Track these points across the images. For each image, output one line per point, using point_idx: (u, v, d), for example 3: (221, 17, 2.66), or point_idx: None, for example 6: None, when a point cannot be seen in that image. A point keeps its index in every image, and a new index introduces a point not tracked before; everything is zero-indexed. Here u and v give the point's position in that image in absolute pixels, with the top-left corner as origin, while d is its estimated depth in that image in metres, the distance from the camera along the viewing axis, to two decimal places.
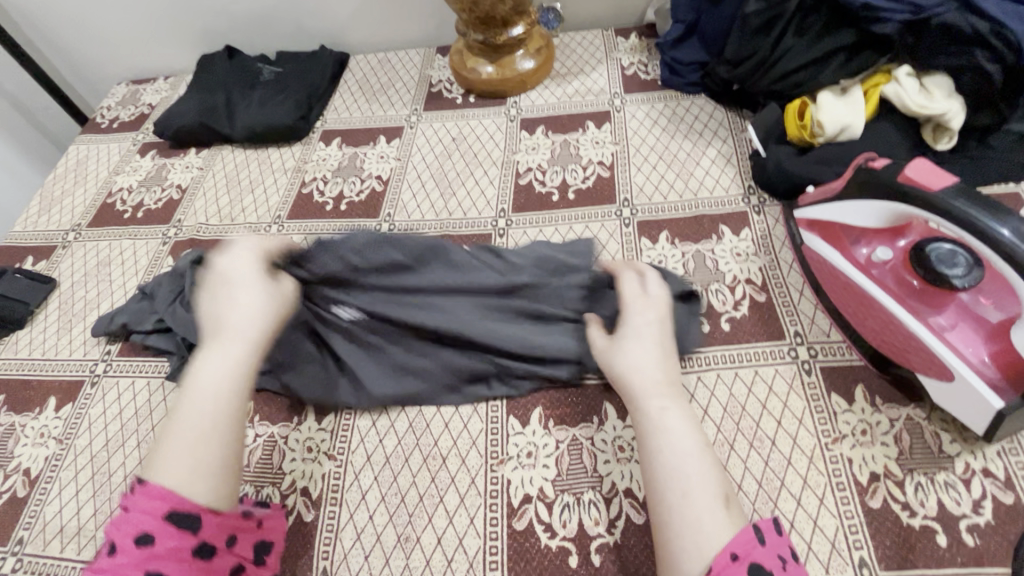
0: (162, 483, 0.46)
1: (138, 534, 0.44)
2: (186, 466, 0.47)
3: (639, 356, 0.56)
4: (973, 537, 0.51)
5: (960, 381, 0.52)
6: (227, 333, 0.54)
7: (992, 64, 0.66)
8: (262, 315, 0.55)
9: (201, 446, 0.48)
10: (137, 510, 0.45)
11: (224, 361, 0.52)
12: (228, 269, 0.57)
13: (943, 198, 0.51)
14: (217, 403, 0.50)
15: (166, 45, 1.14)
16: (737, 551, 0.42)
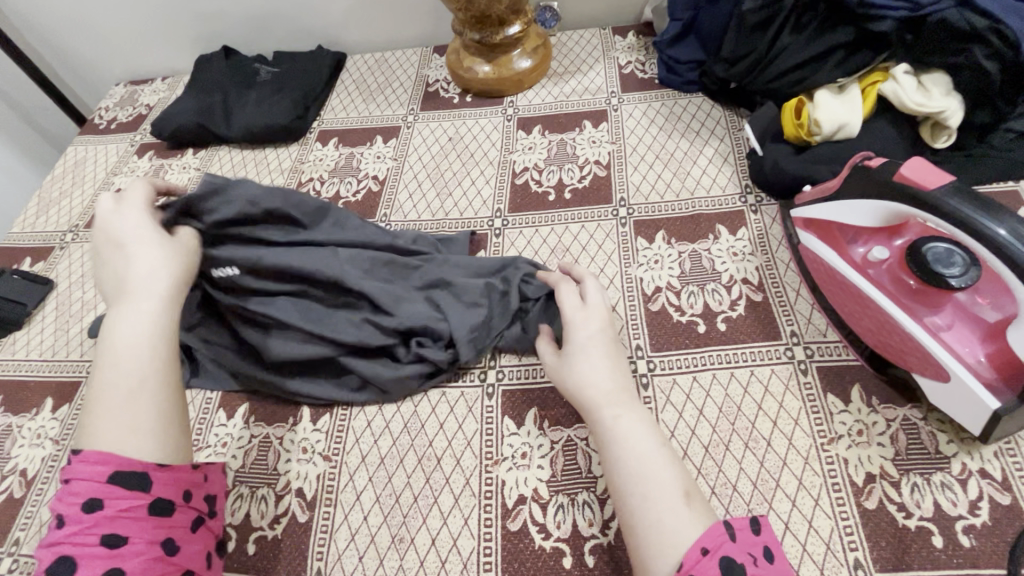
0: (99, 449, 0.44)
1: (84, 501, 0.42)
2: (124, 423, 0.46)
3: (586, 357, 0.55)
4: (969, 538, 0.50)
5: (956, 381, 0.51)
6: (135, 294, 0.50)
7: (991, 62, 0.65)
8: (168, 271, 0.52)
9: (135, 403, 0.47)
10: (78, 480, 0.43)
11: (142, 320, 0.49)
12: (121, 227, 0.54)
13: (939, 198, 0.51)
14: (145, 360, 0.48)
15: (164, 45, 1.14)
16: (707, 545, 0.41)
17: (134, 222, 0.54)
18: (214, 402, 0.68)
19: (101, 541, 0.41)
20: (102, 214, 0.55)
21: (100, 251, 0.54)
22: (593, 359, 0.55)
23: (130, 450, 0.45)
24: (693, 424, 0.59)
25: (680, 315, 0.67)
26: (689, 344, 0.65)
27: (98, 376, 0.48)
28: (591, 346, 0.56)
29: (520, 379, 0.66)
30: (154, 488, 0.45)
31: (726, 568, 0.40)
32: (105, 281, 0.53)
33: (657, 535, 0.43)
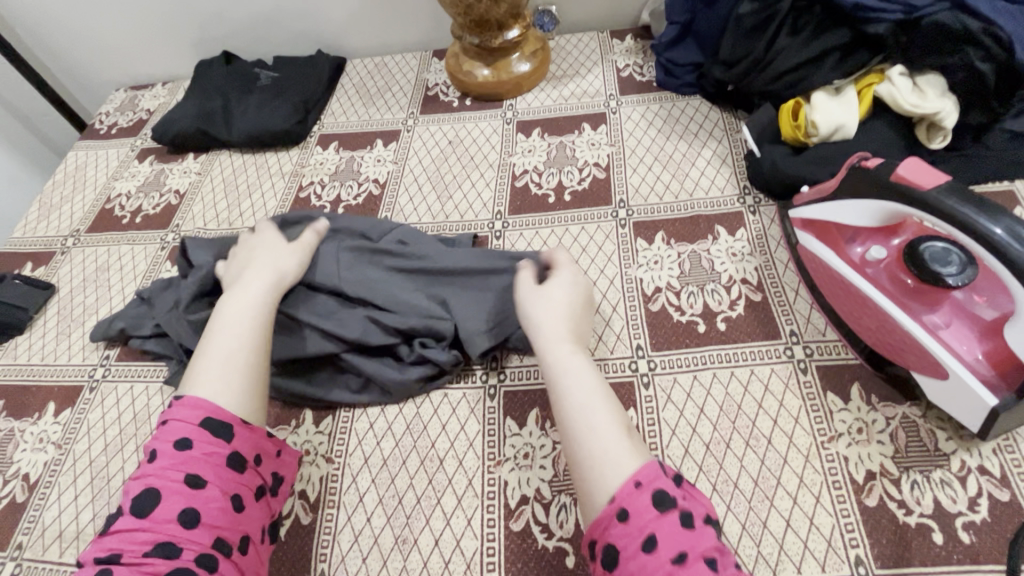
0: (197, 396, 0.51)
1: (176, 441, 0.48)
2: (219, 380, 0.52)
3: (545, 310, 0.58)
4: (969, 534, 0.51)
5: (955, 378, 0.52)
6: (246, 286, 0.61)
7: (984, 63, 0.66)
8: (277, 270, 0.63)
9: (228, 367, 0.53)
10: (177, 421, 0.50)
11: (246, 301, 0.59)
12: (254, 243, 0.68)
13: (937, 197, 0.51)
14: (243, 334, 0.56)
15: (165, 51, 1.15)
16: (640, 479, 0.44)
17: (264, 242, 0.68)
18: None
19: (185, 479, 0.47)
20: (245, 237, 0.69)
21: (234, 261, 0.66)
22: (552, 316, 0.58)
23: (222, 402, 0.51)
24: (694, 423, 0.60)
25: (680, 314, 0.68)
26: (689, 343, 0.66)
27: (204, 343, 0.56)
28: (552, 301, 0.59)
29: (522, 379, 0.66)
30: (236, 443, 0.50)
31: (656, 501, 0.43)
32: (230, 282, 0.64)
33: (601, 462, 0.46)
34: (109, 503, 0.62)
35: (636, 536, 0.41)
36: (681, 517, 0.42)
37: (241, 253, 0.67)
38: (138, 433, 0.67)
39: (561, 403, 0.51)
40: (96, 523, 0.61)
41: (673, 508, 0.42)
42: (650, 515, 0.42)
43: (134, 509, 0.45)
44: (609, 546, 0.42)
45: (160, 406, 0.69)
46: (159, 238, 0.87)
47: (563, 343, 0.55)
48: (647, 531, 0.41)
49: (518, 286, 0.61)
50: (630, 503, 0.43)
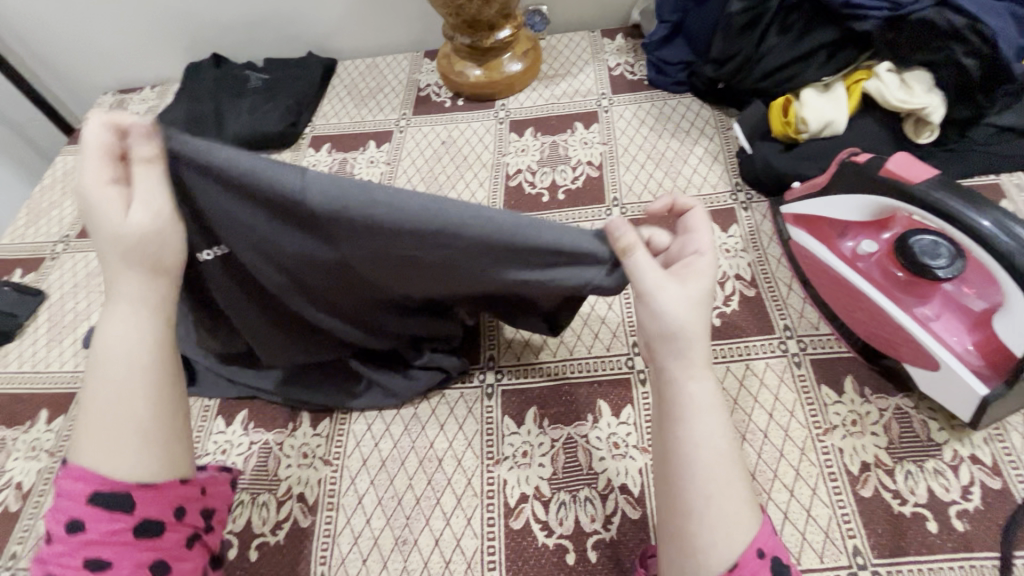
0: (82, 464, 0.43)
1: (69, 521, 0.42)
2: (104, 445, 0.43)
3: (678, 319, 0.45)
4: (963, 522, 0.51)
5: (946, 370, 0.52)
6: (119, 301, 0.46)
7: (970, 59, 0.67)
8: (160, 271, 0.46)
9: (116, 429, 0.43)
10: (66, 498, 0.42)
11: (128, 325, 0.45)
12: (88, 193, 0.44)
13: (923, 191, 0.52)
14: (125, 381, 0.44)
15: (153, 53, 1.14)
16: (763, 547, 0.39)
17: (102, 194, 0.44)
18: (212, 409, 0.68)
19: (86, 565, 0.40)
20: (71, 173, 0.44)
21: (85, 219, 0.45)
22: (697, 328, 0.45)
23: (115, 473, 0.43)
24: None
25: None
26: None
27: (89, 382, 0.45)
28: (688, 310, 0.45)
29: (519, 379, 0.66)
30: (143, 507, 0.43)
31: (776, 568, 0.39)
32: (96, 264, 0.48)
33: (721, 523, 0.40)
34: None
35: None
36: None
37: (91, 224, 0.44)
38: None
39: (685, 445, 0.42)
40: None
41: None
42: None
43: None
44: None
45: None
46: None
47: (693, 363, 0.45)
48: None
49: (649, 274, 0.46)
50: (751, 570, 0.38)
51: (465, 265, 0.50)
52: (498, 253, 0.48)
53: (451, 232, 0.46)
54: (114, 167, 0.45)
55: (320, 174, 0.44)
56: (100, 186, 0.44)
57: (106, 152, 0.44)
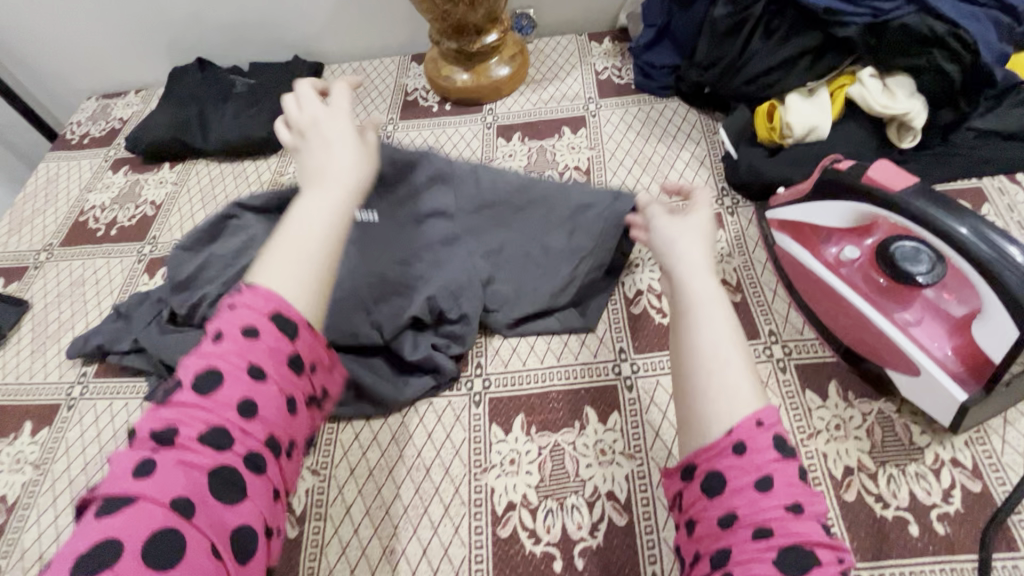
0: (270, 287, 0.42)
1: (242, 326, 0.41)
2: (294, 276, 0.43)
3: (682, 236, 0.50)
4: (944, 525, 0.52)
5: (926, 375, 0.53)
6: (324, 176, 0.48)
7: (951, 64, 0.68)
8: (355, 167, 0.50)
9: (298, 272, 0.43)
10: (244, 307, 0.41)
11: (322, 195, 0.47)
12: (318, 119, 0.52)
13: (904, 199, 0.53)
14: (313, 235, 0.45)
15: (137, 57, 1.13)
16: (763, 418, 0.38)
17: (337, 118, 0.52)
18: None
19: (248, 369, 0.40)
20: (299, 98, 0.53)
21: (302, 133, 0.52)
22: (692, 237, 0.50)
23: (293, 304, 0.43)
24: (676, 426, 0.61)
25: (661, 317, 0.69)
26: None
27: (272, 236, 0.46)
28: (693, 229, 0.50)
29: (506, 386, 0.66)
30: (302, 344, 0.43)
31: (779, 445, 0.37)
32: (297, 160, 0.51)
33: (723, 393, 0.40)
34: None
35: (750, 472, 0.37)
36: (797, 468, 0.37)
37: (311, 135, 0.51)
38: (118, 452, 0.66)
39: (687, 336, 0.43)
40: None
41: (793, 457, 0.37)
42: (770, 457, 0.37)
43: (188, 392, 0.39)
44: (713, 472, 0.38)
45: None
46: (136, 250, 0.86)
47: (700, 271, 0.47)
48: (764, 471, 0.36)
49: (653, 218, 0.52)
50: (748, 438, 0.37)
51: (525, 229, 0.71)
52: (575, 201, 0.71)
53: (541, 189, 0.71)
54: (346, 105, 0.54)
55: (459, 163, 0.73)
56: (318, 113, 0.52)
57: (343, 98, 0.54)
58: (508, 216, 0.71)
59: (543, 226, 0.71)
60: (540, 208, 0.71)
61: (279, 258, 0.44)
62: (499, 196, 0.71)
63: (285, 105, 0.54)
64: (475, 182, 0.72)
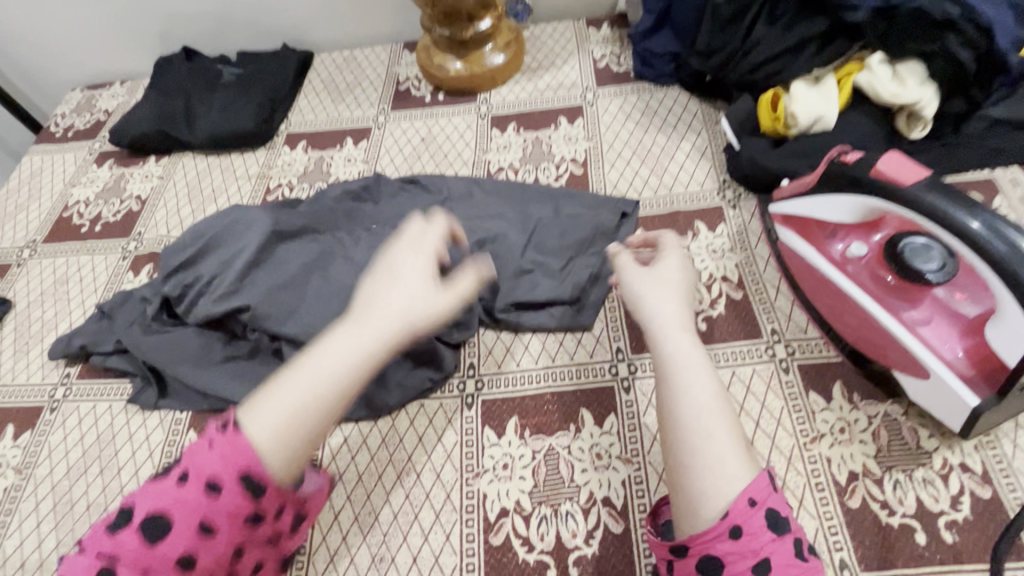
0: (249, 433, 0.39)
1: (205, 479, 0.38)
2: (278, 434, 0.39)
3: (653, 290, 0.50)
4: (952, 534, 0.50)
5: (936, 378, 0.51)
6: (369, 316, 0.44)
7: (964, 49, 0.64)
8: (410, 313, 0.44)
9: (291, 419, 0.40)
10: (213, 453, 0.38)
11: (353, 342, 0.42)
12: (398, 254, 0.48)
13: (915, 193, 0.50)
14: (324, 384, 0.41)
15: (121, 47, 1.09)
16: (755, 496, 0.38)
17: (424, 258, 0.47)
18: (184, 423, 0.65)
19: (200, 524, 0.38)
20: (410, 226, 0.50)
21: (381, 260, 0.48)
22: (668, 294, 0.49)
23: (267, 460, 0.39)
24: None
25: None
26: None
27: (287, 366, 0.42)
28: (666, 283, 0.50)
29: (499, 386, 0.64)
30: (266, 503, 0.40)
31: (770, 519, 0.38)
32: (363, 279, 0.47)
33: (712, 472, 0.39)
34: (72, 531, 0.60)
35: (747, 557, 0.37)
36: (790, 542, 0.38)
37: (385, 268, 0.47)
38: (101, 455, 0.65)
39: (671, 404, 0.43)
40: (60, 552, 0.59)
41: (786, 532, 0.38)
42: (766, 538, 0.37)
43: (136, 533, 0.37)
44: (710, 557, 0.37)
45: (125, 426, 0.66)
46: (121, 247, 0.83)
47: (679, 333, 0.46)
48: (762, 554, 0.37)
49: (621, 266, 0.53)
50: (743, 521, 0.37)
51: (518, 221, 0.73)
52: (562, 198, 0.75)
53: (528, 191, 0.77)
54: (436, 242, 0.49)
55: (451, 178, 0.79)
56: (409, 249, 0.48)
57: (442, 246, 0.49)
58: (505, 217, 0.73)
59: (537, 224, 0.72)
60: (536, 210, 0.74)
61: (279, 405, 0.39)
62: (499, 203, 0.75)
63: (405, 229, 0.50)
64: (477, 194, 0.76)
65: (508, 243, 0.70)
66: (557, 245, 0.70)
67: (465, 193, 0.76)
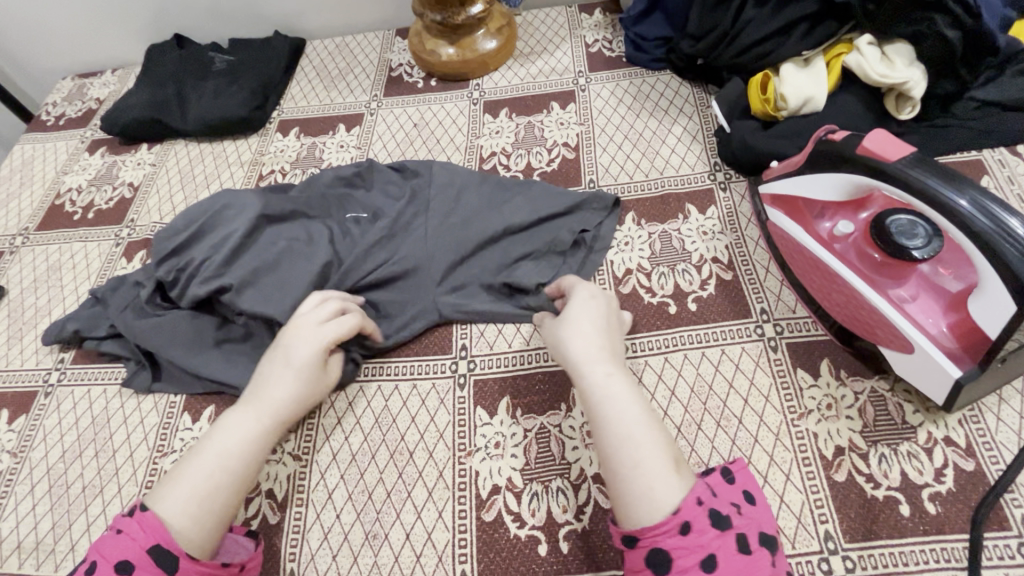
0: (158, 515, 0.46)
1: (118, 561, 0.43)
2: (190, 508, 0.46)
3: (568, 328, 0.54)
4: (935, 505, 0.51)
5: (920, 353, 0.51)
6: (263, 403, 0.53)
7: (952, 29, 0.65)
8: (297, 399, 0.55)
9: (199, 494, 0.47)
10: (127, 535, 0.44)
11: (248, 426, 0.52)
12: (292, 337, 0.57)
13: (900, 169, 0.51)
14: (224, 465, 0.49)
15: (111, 35, 1.09)
16: (701, 496, 0.43)
17: (305, 344, 0.57)
18: (178, 406, 0.66)
19: None
20: (302, 309, 0.60)
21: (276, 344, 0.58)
22: (586, 328, 0.53)
23: (179, 536, 0.45)
24: (665, 406, 0.59)
25: (651, 296, 0.67)
26: (660, 325, 0.65)
27: (189, 455, 0.50)
28: (575, 321, 0.54)
29: (492, 367, 0.65)
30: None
31: (717, 520, 0.42)
32: (256, 369, 0.57)
33: (645, 499, 0.43)
34: (67, 512, 0.61)
35: (695, 552, 0.41)
36: (737, 539, 0.42)
37: (281, 351, 0.57)
38: (96, 439, 0.65)
39: (605, 437, 0.47)
40: (56, 533, 0.60)
41: (731, 529, 0.42)
42: (713, 534, 0.41)
43: None
44: (659, 549, 0.42)
45: (119, 410, 0.67)
46: (113, 234, 0.83)
47: (604, 365, 0.51)
48: (708, 549, 0.41)
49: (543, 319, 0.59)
50: (693, 518, 0.42)
51: (498, 211, 0.72)
52: (542, 189, 0.74)
53: (509, 181, 0.75)
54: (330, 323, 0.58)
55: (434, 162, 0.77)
56: (300, 332, 0.57)
57: (337, 330, 0.58)
58: (491, 207, 0.72)
59: (523, 214, 0.71)
60: (521, 199, 0.73)
61: (185, 491, 0.47)
62: (485, 190, 0.74)
63: (307, 302, 0.61)
64: (461, 178, 0.75)
65: (486, 230, 0.70)
66: (543, 237, 0.70)
67: (449, 178, 0.74)
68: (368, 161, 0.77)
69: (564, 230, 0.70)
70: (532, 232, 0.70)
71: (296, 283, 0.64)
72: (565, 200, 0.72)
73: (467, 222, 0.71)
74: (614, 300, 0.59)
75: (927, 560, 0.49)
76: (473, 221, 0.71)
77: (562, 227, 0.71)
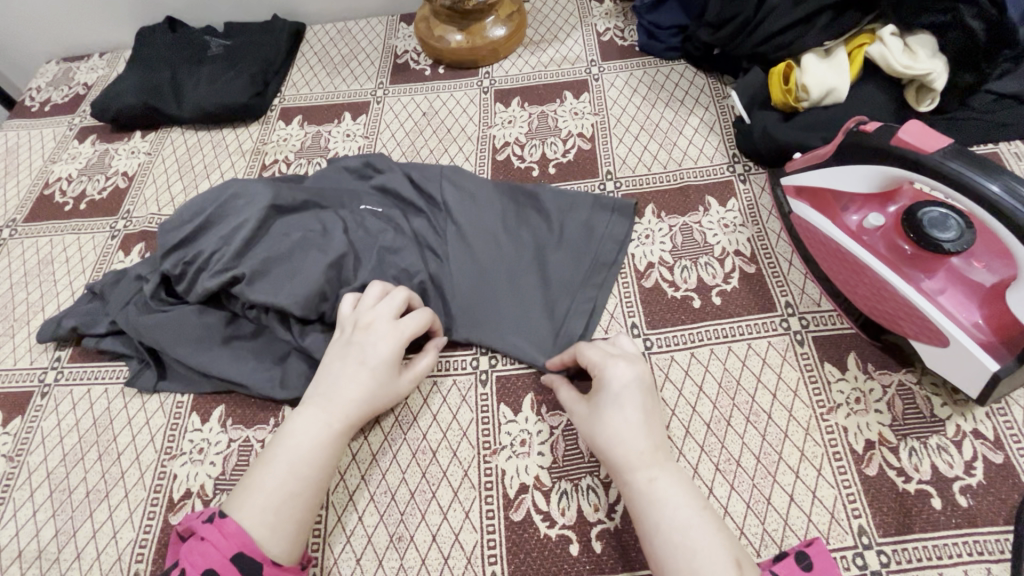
0: (238, 522, 0.46)
1: (200, 569, 0.43)
2: (266, 517, 0.46)
3: (602, 420, 0.50)
4: (966, 498, 0.51)
5: (954, 345, 0.51)
6: (332, 402, 0.53)
7: (975, 20, 0.64)
8: (368, 401, 0.54)
9: (278, 513, 0.47)
10: (210, 544, 0.45)
11: (317, 440, 0.51)
12: (363, 340, 0.55)
13: (938, 159, 0.50)
14: (300, 492, 0.48)
15: (97, 17, 1.03)
16: None
17: (383, 343, 0.55)
18: (186, 405, 0.63)
19: None
20: (367, 297, 0.59)
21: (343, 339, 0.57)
22: (629, 415, 0.50)
23: (265, 547, 0.46)
24: (693, 402, 0.59)
25: (675, 290, 0.66)
26: (685, 319, 0.64)
27: (267, 454, 0.50)
28: (618, 409, 0.50)
29: (513, 364, 0.63)
30: None
31: None
32: (326, 362, 0.56)
33: None
34: (71, 519, 0.58)
35: None
36: None
37: (352, 350, 0.56)
38: (99, 440, 0.62)
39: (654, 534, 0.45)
40: (60, 540, 0.57)
41: None
42: None
43: None
44: None
45: (123, 410, 0.64)
46: (109, 226, 0.79)
47: (648, 464, 0.47)
48: None
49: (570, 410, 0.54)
50: None
51: (514, 216, 0.70)
52: (559, 191, 0.71)
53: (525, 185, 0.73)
54: (394, 323, 0.56)
55: (444, 165, 0.74)
56: (372, 337, 0.55)
57: (413, 328, 0.57)
58: (506, 213, 0.70)
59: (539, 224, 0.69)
60: (537, 205, 0.70)
61: (261, 501, 0.47)
62: (498, 194, 0.72)
63: (370, 290, 0.59)
64: (474, 179, 0.72)
65: (506, 234, 0.68)
66: (563, 241, 0.68)
67: (463, 179, 0.72)
68: (376, 158, 0.75)
69: (586, 234, 0.69)
70: (549, 239, 0.68)
71: (310, 273, 0.61)
72: (583, 204, 0.70)
73: (484, 227, 0.69)
74: (648, 373, 0.53)
75: (961, 553, 0.49)
76: (489, 226, 0.69)
77: (582, 232, 0.69)
